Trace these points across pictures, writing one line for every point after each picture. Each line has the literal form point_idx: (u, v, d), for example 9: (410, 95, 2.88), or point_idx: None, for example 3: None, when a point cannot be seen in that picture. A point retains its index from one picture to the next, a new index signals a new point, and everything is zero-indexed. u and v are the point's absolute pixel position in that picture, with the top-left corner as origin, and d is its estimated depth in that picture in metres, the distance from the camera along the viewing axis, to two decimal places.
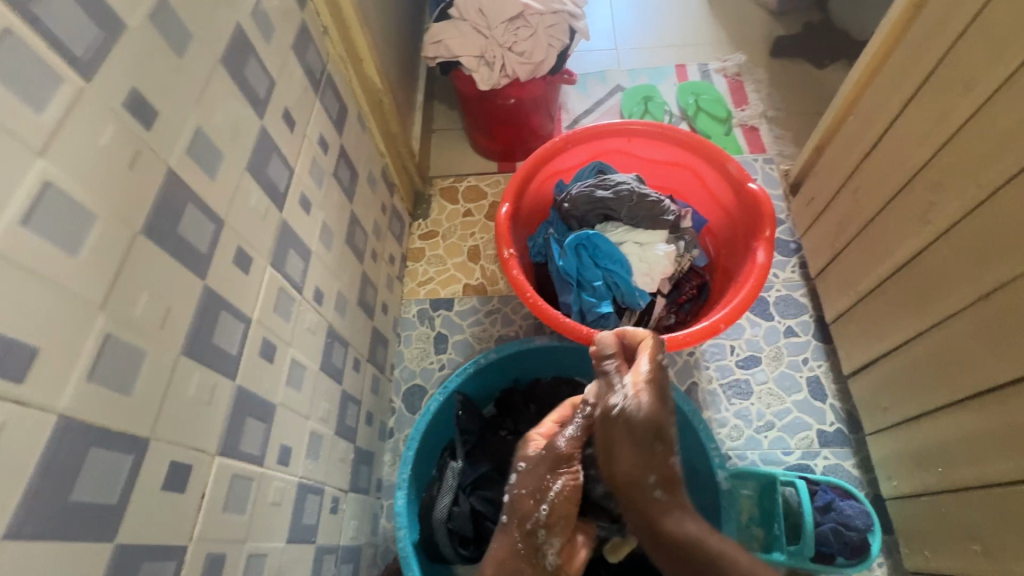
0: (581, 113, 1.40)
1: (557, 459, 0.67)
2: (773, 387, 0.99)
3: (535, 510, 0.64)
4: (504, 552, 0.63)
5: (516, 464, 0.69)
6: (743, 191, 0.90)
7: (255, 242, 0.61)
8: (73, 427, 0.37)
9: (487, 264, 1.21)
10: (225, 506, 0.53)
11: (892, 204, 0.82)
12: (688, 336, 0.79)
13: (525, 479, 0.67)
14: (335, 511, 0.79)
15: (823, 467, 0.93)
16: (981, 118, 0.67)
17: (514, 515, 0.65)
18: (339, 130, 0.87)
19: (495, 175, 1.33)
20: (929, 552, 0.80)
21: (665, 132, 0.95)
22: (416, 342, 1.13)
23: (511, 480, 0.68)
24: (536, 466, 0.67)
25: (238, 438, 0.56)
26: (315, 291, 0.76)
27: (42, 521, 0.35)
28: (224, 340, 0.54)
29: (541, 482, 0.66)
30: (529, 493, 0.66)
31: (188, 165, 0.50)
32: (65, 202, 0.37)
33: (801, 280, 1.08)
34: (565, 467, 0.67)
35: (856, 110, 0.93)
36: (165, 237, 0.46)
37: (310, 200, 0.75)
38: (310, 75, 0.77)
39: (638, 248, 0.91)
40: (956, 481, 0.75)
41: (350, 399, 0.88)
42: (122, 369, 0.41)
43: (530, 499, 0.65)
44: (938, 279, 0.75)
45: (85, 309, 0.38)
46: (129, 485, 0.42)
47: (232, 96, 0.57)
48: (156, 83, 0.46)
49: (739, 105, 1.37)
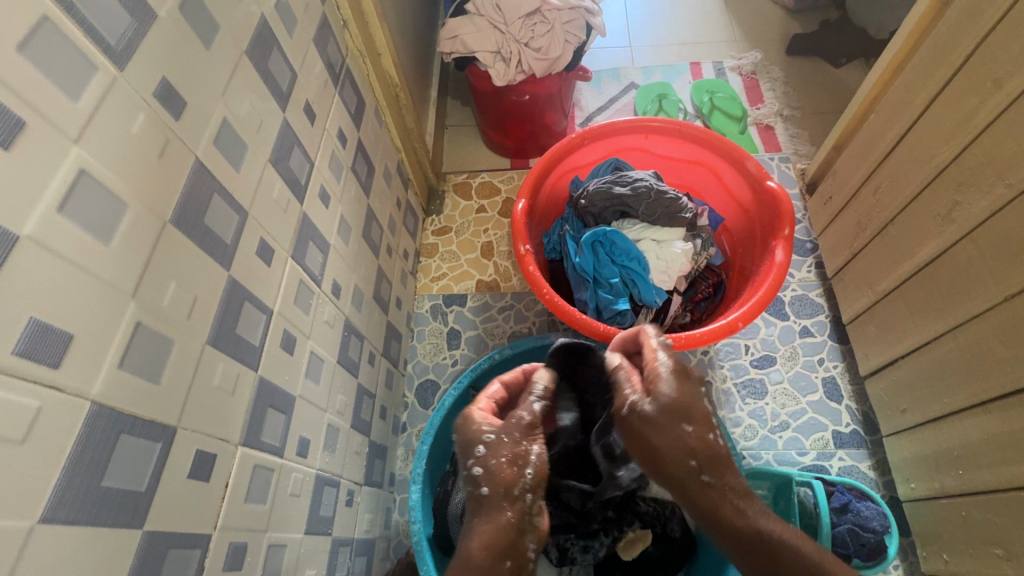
0: (595, 110, 1.39)
1: (528, 422, 0.62)
2: (788, 387, 0.99)
3: (520, 476, 0.58)
4: (496, 528, 0.55)
5: (482, 436, 0.60)
6: (762, 189, 0.89)
7: (277, 233, 0.61)
8: (104, 414, 0.37)
9: (500, 260, 1.21)
10: (247, 496, 0.53)
11: (915, 204, 0.81)
12: (705, 334, 0.79)
13: (502, 445, 0.59)
14: (350, 504, 0.80)
15: (838, 468, 0.93)
16: (1011, 116, 0.66)
17: (498, 487, 0.57)
18: (357, 124, 0.87)
19: (508, 172, 1.33)
20: (947, 555, 0.80)
21: (683, 129, 0.94)
22: (428, 337, 1.13)
23: (479, 452, 0.59)
24: (509, 432, 0.60)
25: (260, 429, 0.56)
26: (333, 284, 0.76)
27: (75, 506, 0.35)
28: (248, 331, 0.55)
29: (518, 447, 0.60)
30: (509, 461, 0.58)
31: (214, 156, 0.50)
32: (99, 191, 0.38)
33: (817, 280, 1.07)
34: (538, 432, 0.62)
35: (877, 107, 0.92)
36: (193, 227, 0.47)
37: (329, 194, 0.76)
38: (330, 68, 0.77)
39: (656, 245, 0.90)
40: (977, 485, 0.74)
41: (365, 393, 0.88)
42: (151, 358, 0.42)
43: (512, 466, 0.58)
44: (962, 280, 0.74)
45: (118, 297, 0.39)
46: (156, 474, 0.42)
47: (257, 89, 0.58)
48: (185, 73, 0.46)
49: (755, 103, 1.36)
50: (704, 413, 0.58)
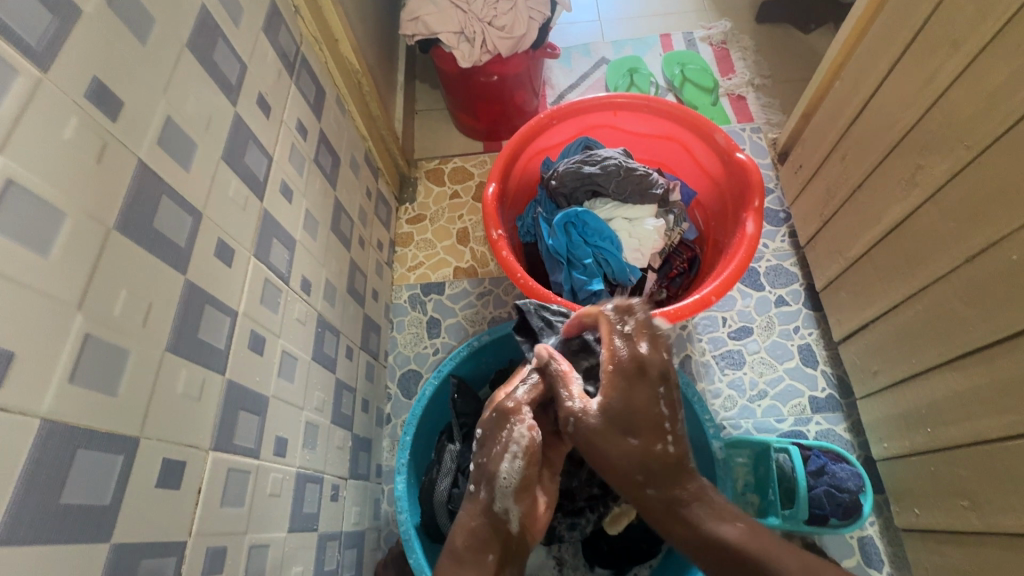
0: (567, 88, 1.37)
1: (508, 408, 0.64)
2: (765, 356, 1.00)
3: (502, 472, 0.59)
4: (477, 523, 0.58)
5: (476, 433, 0.65)
6: (731, 161, 0.89)
7: (235, 233, 0.59)
8: (58, 430, 0.36)
9: (476, 245, 1.20)
10: (222, 500, 0.53)
11: (881, 169, 0.82)
12: (680, 310, 0.79)
13: (485, 446, 0.63)
14: (335, 498, 0.80)
15: (815, 432, 0.95)
16: (969, 77, 0.66)
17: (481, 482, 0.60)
18: (318, 115, 0.85)
19: (481, 156, 1.31)
20: (918, 509, 0.82)
21: (651, 103, 0.93)
22: (409, 327, 1.13)
23: (473, 447, 0.64)
24: (490, 430, 0.64)
25: (231, 432, 0.55)
26: (303, 280, 0.75)
27: (34, 524, 0.34)
28: (211, 334, 0.53)
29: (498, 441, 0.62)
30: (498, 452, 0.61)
31: (160, 157, 0.48)
32: (33, 202, 0.36)
33: (790, 249, 1.08)
34: (517, 418, 0.62)
35: (842, 74, 0.92)
36: (141, 232, 0.45)
37: (291, 188, 0.74)
38: (284, 58, 0.74)
39: (627, 223, 0.90)
40: (944, 440, 0.76)
41: (345, 387, 0.88)
42: (106, 369, 0.41)
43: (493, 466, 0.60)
44: (925, 244, 0.75)
45: (64, 310, 0.38)
46: (121, 486, 0.41)
47: (203, 82, 0.55)
48: (119, 72, 0.44)
49: (726, 73, 1.35)
50: (652, 423, 0.56)
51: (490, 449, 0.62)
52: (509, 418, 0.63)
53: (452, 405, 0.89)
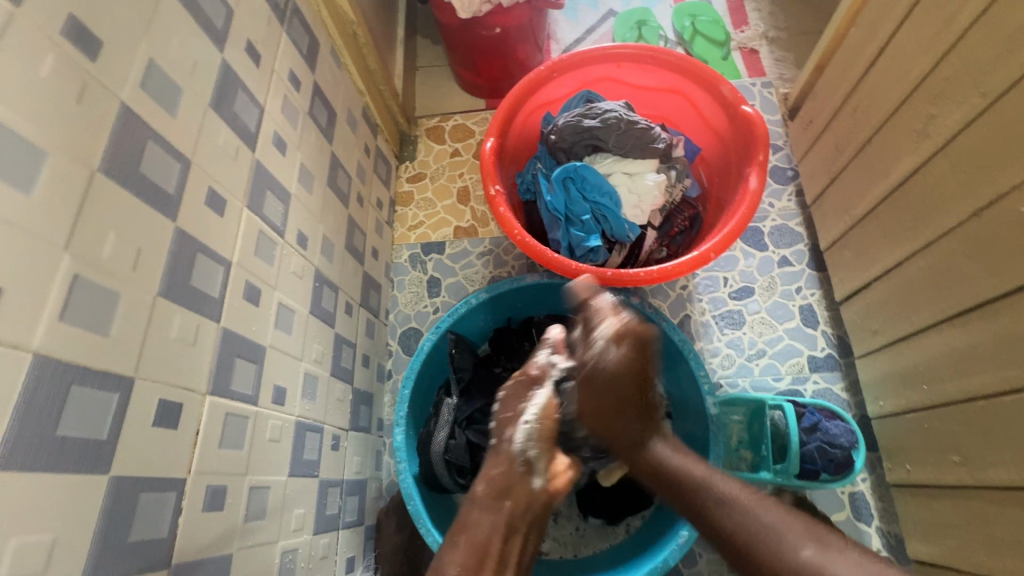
0: (572, 42, 1.32)
1: (529, 377, 0.71)
2: (765, 316, 1.00)
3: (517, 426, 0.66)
4: (498, 472, 0.62)
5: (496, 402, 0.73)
6: (737, 114, 0.86)
7: (227, 183, 0.59)
8: (50, 365, 0.37)
9: (477, 204, 1.19)
10: (221, 442, 0.54)
11: (892, 121, 0.79)
12: (678, 266, 0.79)
13: (507, 405, 0.70)
14: (336, 448, 0.82)
15: (812, 391, 0.95)
16: (989, 19, 0.62)
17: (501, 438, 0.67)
18: (311, 66, 0.83)
19: (482, 113, 1.28)
20: (911, 465, 0.82)
21: (656, 54, 0.90)
22: (409, 286, 1.13)
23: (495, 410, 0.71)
24: (514, 392, 0.71)
25: (228, 378, 0.56)
26: (299, 234, 0.75)
27: (31, 452, 0.36)
28: (205, 282, 0.54)
29: (518, 403, 0.69)
30: (513, 410, 0.69)
31: (145, 101, 0.48)
32: (11, 140, 0.36)
33: (797, 208, 1.06)
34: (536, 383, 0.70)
35: (859, 21, 0.87)
36: (127, 176, 0.45)
37: (285, 140, 0.73)
38: (274, 5, 0.72)
39: (627, 178, 0.88)
40: (941, 397, 0.75)
41: (345, 342, 0.89)
42: (94, 310, 0.41)
43: (511, 421, 0.67)
44: (933, 198, 0.73)
45: (49, 250, 0.38)
46: (117, 422, 0.42)
47: (188, 25, 0.54)
48: (97, 10, 0.43)
49: (739, 26, 1.29)
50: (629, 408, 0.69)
51: (511, 406, 0.69)
52: (531, 386, 0.70)
53: (450, 359, 0.90)
